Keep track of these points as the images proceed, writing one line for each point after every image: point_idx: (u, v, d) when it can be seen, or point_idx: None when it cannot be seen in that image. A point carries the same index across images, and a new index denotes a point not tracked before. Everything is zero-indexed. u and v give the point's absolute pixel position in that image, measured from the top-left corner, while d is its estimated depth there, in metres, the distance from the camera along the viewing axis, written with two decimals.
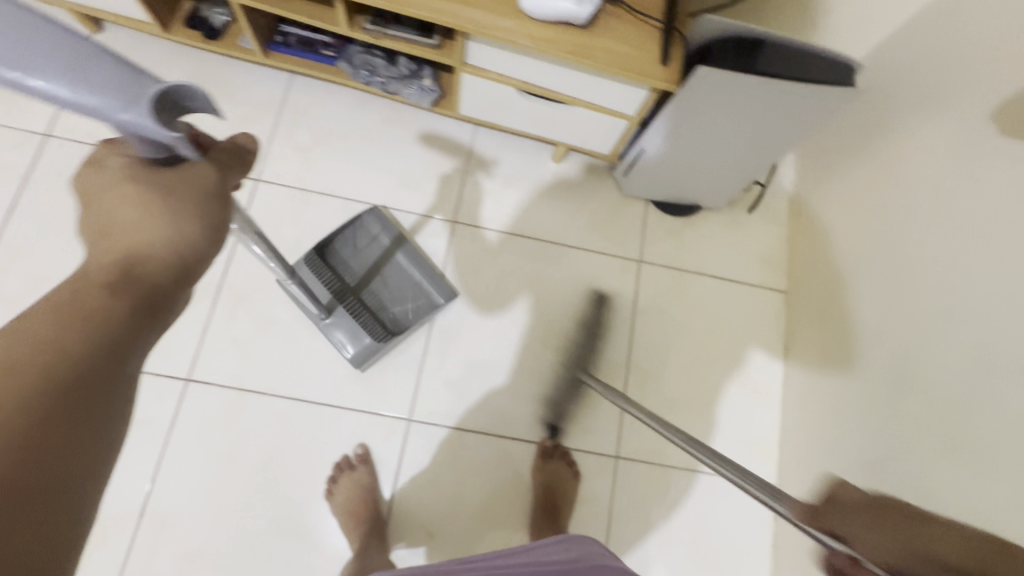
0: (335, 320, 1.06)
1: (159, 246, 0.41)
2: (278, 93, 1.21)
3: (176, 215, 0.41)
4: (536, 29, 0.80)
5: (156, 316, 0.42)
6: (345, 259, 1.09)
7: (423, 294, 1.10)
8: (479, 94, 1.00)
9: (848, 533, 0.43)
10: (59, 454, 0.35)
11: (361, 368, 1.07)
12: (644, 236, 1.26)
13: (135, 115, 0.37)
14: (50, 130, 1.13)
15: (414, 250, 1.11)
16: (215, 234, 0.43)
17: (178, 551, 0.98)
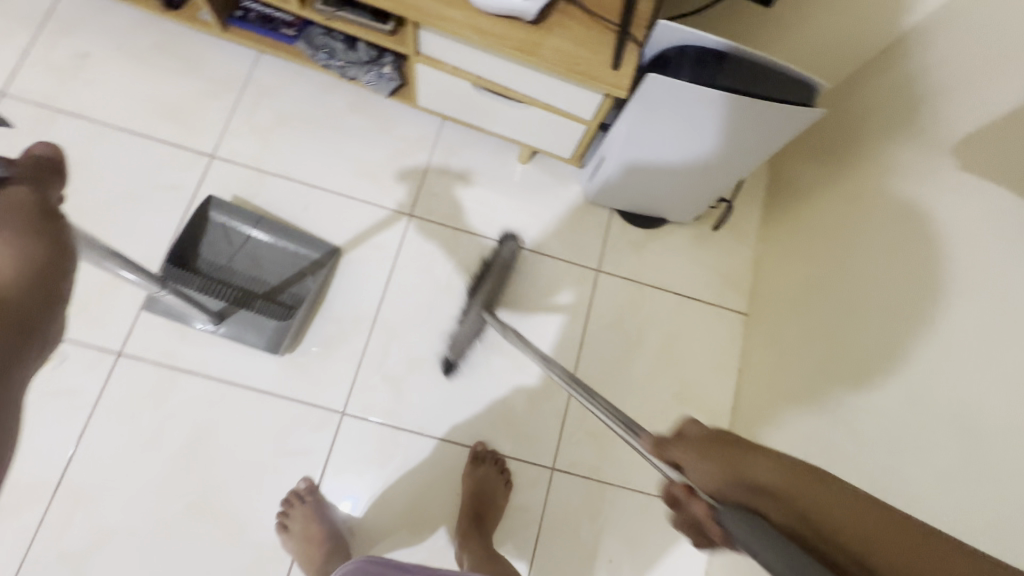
0: (234, 322, 1.02)
1: (10, 273, 0.40)
2: (244, 70, 1.19)
3: (20, 240, 0.42)
4: (483, 23, 0.78)
5: (32, 336, 0.40)
6: (214, 257, 1.06)
7: (308, 263, 1.09)
8: (436, 85, 0.97)
9: (683, 461, 0.54)
10: None
11: (281, 351, 1.03)
12: (606, 246, 1.23)
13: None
14: (6, 90, 1.11)
15: (284, 227, 1.08)
16: (65, 254, 0.44)
17: (91, 528, 0.95)
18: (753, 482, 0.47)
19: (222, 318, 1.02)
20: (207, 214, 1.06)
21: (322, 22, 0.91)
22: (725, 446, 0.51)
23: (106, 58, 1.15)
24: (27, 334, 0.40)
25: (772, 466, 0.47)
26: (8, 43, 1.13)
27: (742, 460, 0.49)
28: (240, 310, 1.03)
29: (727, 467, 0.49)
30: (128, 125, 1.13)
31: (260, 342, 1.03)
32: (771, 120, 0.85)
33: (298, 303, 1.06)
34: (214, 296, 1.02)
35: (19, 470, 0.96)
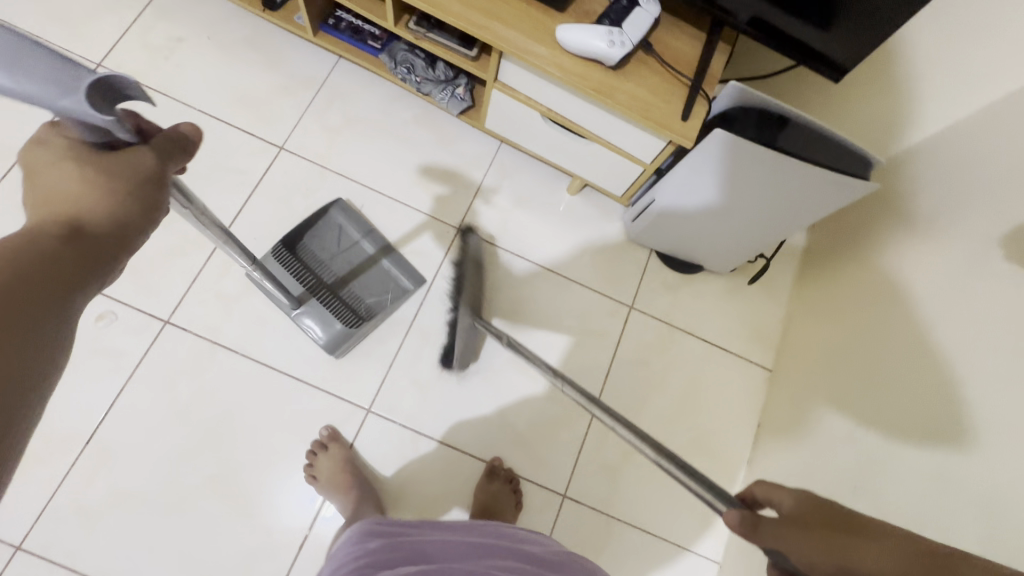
0: (306, 311, 1.06)
1: (103, 215, 0.44)
2: (322, 73, 1.26)
3: (120, 193, 0.45)
4: (566, 61, 0.83)
5: (104, 270, 0.45)
6: (314, 249, 1.11)
7: (393, 284, 1.13)
8: (506, 111, 1.02)
9: (780, 545, 0.43)
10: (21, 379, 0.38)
11: (337, 354, 1.07)
12: (641, 284, 1.26)
13: (73, 103, 0.41)
14: (102, 62, 1.19)
15: (398, 257, 1.15)
16: (153, 214, 0.48)
17: (112, 488, 0.97)
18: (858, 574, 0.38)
19: (300, 305, 1.06)
20: (327, 210, 1.13)
21: (412, 40, 0.97)
22: (831, 531, 0.42)
23: (197, 45, 1.22)
24: (101, 267, 0.45)
25: (885, 552, 0.38)
26: (111, 20, 1.21)
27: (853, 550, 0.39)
28: (317, 301, 1.07)
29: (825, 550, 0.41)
30: (207, 108, 1.20)
31: (320, 338, 1.06)
32: (826, 190, 0.87)
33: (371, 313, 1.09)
34: (300, 282, 1.07)
35: (55, 421, 0.99)
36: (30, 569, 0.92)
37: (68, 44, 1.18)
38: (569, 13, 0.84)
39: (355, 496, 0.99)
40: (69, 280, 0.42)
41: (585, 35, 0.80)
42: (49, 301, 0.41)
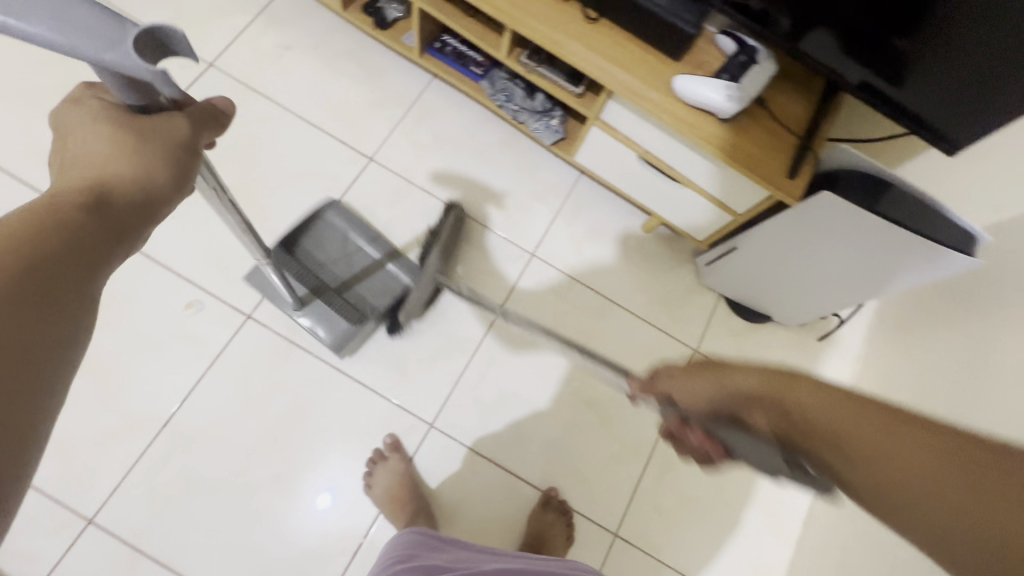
0: (311, 311, 1.08)
1: (133, 180, 0.43)
2: (416, 90, 1.30)
3: (152, 159, 0.45)
4: (679, 110, 0.84)
5: (127, 238, 0.43)
6: (322, 256, 1.10)
7: (393, 281, 1.11)
8: (601, 147, 1.04)
9: (672, 389, 0.60)
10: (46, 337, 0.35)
11: (343, 354, 1.08)
12: (707, 328, 1.25)
13: (120, 52, 0.38)
14: (213, 62, 1.24)
15: (404, 257, 1.12)
16: (179, 183, 0.47)
17: (183, 473, 1.00)
18: (733, 392, 0.53)
19: (301, 305, 1.07)
20: (322, 212, 1.13)
21: (521, 71, 1.00)
22: (704, 369, 0.57)
23: (302, 53, 1.28)
24: (123, 233, 0.43)
25: (751, 373, 0.52)
26: (226, 23, 1.27)
27: (724, 372, 0.54)
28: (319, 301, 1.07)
29: (711, 383, 0.55)
30: (305, 114, 1.24)
31: (325, 336, 1.08)
32: (927, 257, 0.83)
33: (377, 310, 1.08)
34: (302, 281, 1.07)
35: (138, 400, 1.02)
36: (100, 543, 0.95)
37: None
38: (683, 63, 0.87)
39: (412, 510, 1.00)
40: (98, 248, 0.40)
41: (702, 87, 0.81)
42: (75, 272, 0.38)
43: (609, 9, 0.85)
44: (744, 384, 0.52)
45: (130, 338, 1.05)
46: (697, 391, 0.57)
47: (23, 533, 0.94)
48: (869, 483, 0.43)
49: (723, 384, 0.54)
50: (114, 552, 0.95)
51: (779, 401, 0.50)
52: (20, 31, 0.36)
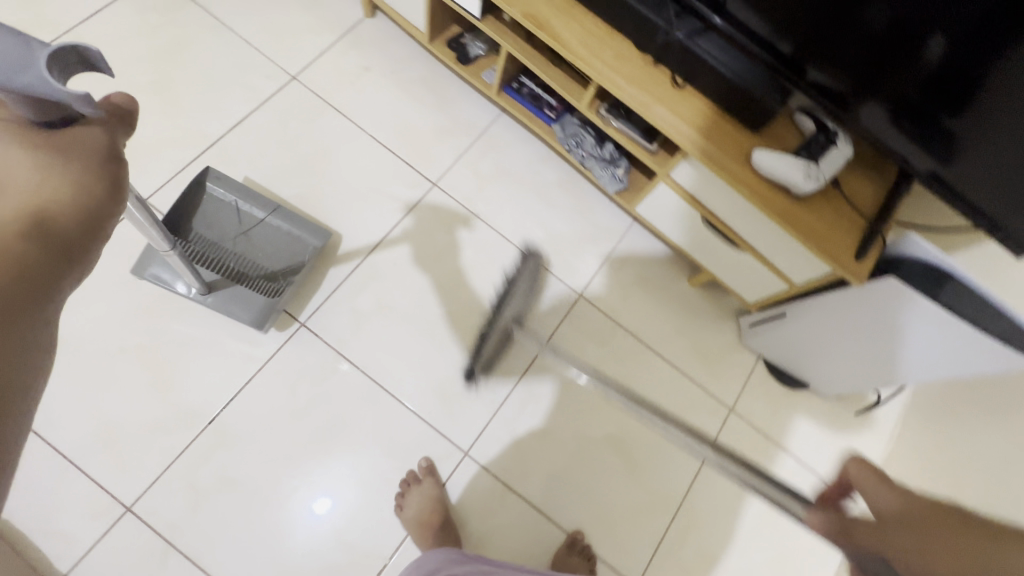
0: (223, 295, 1.07)
1: (64, 199, 0.40)
2: (484, 123, 1.34)
3: (76, 174, 0.41)
4: (755, 182, 0.87)
5: (77, 262, 0.40)
6: (205, 230, 1.09)
7: (300, 244, 1.13)
8: (666, 202, 1.07)
9: (888, 543, 0.49)
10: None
11: (265, 329, 1.07)
12: (744, 389, 1.26)
13: (32, 76, 0.39)
14: (297, 75, 1.29)
15: (290, 215, 1.12)
16: (117, 191, 0.43)
17: (222, 472, 1.01)
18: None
19: (209, 291, 1.06)
20: (203, 183, 1.09)
21: (597, 123, 1.03)
22: (949, 529, 0.46)
23: (381, 76, 1.33)
24: (73, 258, 0.40)
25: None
26: (312, 39, 1.32)
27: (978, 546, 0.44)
28: (229, 284, 1.07)
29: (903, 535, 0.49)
30: (376, 134, 1.28)
31: (246, 317, 1.06)
32: (973, 350, 0.82)
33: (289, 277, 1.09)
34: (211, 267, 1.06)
35: (187, 395, 1.04)
36: (133, 532, 0.96)
37: (273, 53, 1.29)
38: (761, 137, 0.90)
39: (440, 537, 1.01)
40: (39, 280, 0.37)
41: (782, 165, 0.84)
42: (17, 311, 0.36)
43: (697, 78, 0.88)
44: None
45: (187, 333, 1.08)
46: (923, 554, 0.45)
47: (60, 514, 0.95)
48: None
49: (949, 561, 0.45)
50: (146, 544, 0.96)
51: None
52: None
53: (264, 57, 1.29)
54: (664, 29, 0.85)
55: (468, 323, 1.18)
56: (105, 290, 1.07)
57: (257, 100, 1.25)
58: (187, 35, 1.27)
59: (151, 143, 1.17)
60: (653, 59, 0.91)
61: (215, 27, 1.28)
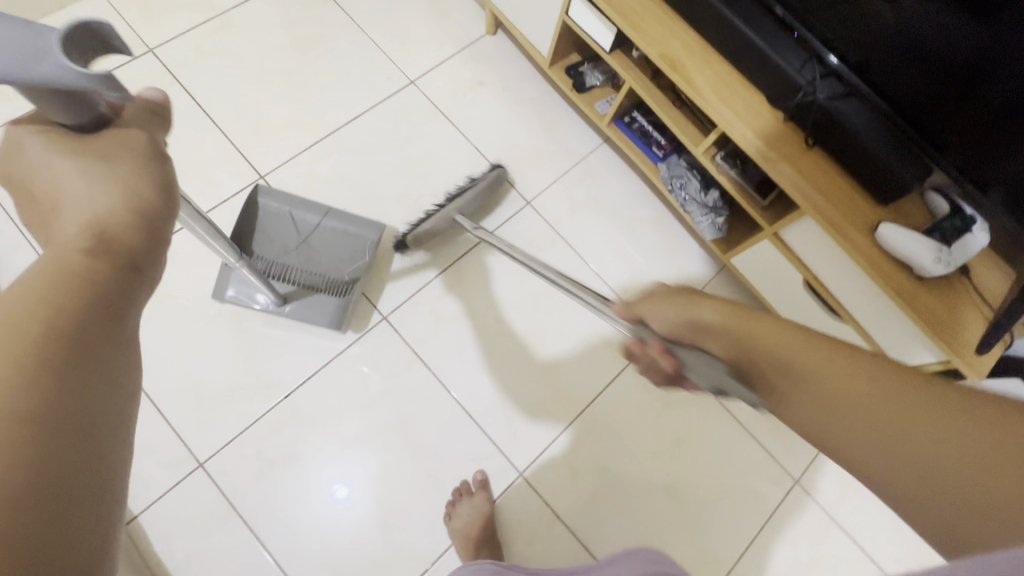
0: (299, 303, 1.10)
1: (121, 205, 0.39)
2: (585, 150, 1.35)
3: (126, 178, 0.40)
4: (876, 256, 0.84)
5: (143, 275, 0.39)
6: (265, 246, 1.08)
7: (358, 240, 1.12)
8: (766, 259, 1.04)
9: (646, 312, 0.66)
10: (96, 408, 0.33)
11: (344, 329, 1.10)
12: (813, 463, 1.20)
13: (53, 64, 0.37)
14: (415, 80, 1.35)
15: (343, 215, 1.12)
16: (169, 190, 0.43)
17: (289, 446, 1.05)
18: (737, 333, 0.59)
19: (285, 301, 1.08)
20: (255, 201, 1.09)
21: (711, 170, 1.02)
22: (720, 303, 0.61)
23: (493, 91, 1.37)
24: (137, 271, 0.38)
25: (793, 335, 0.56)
26: (434, 48, 1.38)
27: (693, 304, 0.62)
28: (303, 292, 1.10)
29: (681, 310, 0.62)
30: (480, 146, 1.32)
31: (324, 321, 1.10)
32: None
33: (357, 278, 1.11)
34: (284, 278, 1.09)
35: (270, 366, 1.09)
36: (201, 488, 1.01)
37: (396, 57, 1.36)
38: (887, 210, 0.87)
39: (485, 553, 1.00)
40: (120, 299, 0.37)
41: (911, 243, 0.80)
42: (102, 339, 0.35)
43: (829, 141, 0.87)
44: (714, 318, 0.60)
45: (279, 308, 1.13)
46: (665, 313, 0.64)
47: (139, 458, 1.00)
48: (857, 428, 0.49)
49: (692, 315, 0.61)
50: (211, 501, 1.00)
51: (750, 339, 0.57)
52: None
53: (388, 60, 1.35)
54: (805, 89, 0.86)
55: (541, 345, 1.19)
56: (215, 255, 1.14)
57: (375, 98, 1.31)
58: (323, 30, 1.35)
59: (276, 125, 1.25)
60: (784, 117, 0.90)
61: (348, 26, 1.36)
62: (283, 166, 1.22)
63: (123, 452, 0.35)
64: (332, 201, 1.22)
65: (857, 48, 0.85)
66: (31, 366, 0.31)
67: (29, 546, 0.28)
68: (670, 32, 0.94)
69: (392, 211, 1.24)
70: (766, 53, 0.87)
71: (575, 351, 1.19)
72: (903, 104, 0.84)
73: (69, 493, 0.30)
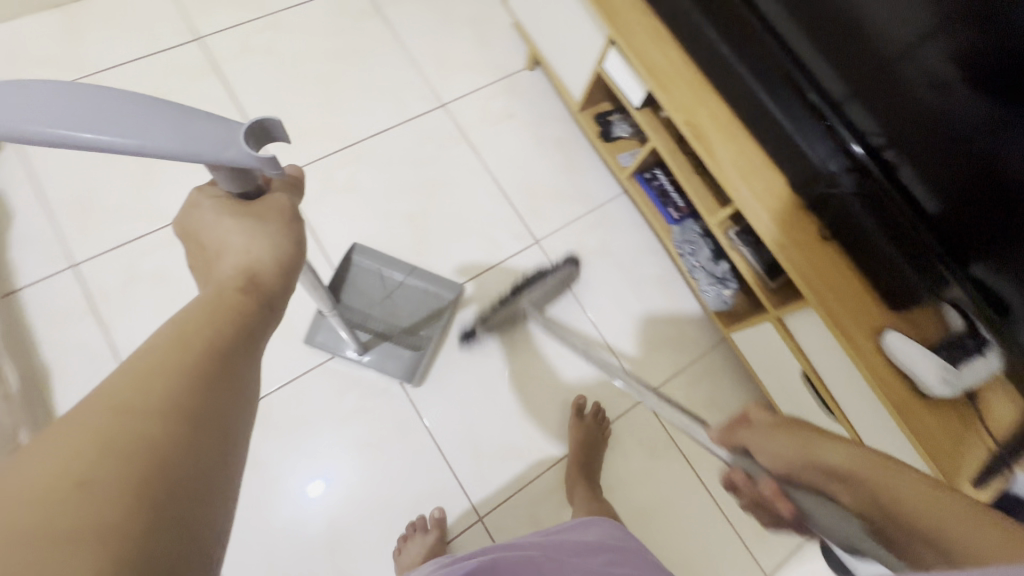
0: (377, 353, 1.10)
1: (268, 254, 0.46)
2: (603, 197, 1.34)
3: (272, 235, 0.47)
4: (878, 363, 0.80)
5: (274, 312, 0.45)
6: (352, 297, 1.13)
7: (436, 298, 1.15)
8: (768, 341, 1.01)
9: (751, 443, 0.61)
10: (223, 415, 0.36)
11: (415, 379, 1.10)
12: (787, 561, 1.14)
13: (234, 150, 0.40)
14: (446, 103, 1.36)
15: (426, 274, 1.16)
16: (303, 247, 0.49)
17: (251, 451, 1.03)
18: (820, 463, 0.53)
19: (365, 352, 1.09)
20: (351, 257, 1.13)
21: (723, 243, 1.00)
22: (794, 427, 0.57)
23: (521, 126, 1.37)
24: (269, 307, 0.45)
25: (843, 449, 0.53)
26: (470, 75, 1.40)
27: (812, 443, 0.54)
28: (385, 342, 1.11)
29: (795, 444, 0.55)
30: (499, 178, 1.32)
31: (399, 372, 1.10)
32: None
33: (432, 334, 1.13)
34: (365, 328, 1.11)
35: None
36: None
37: (432, 78, 1.37)
38: (897, 316, 0.84)
39: None
40: (253, 333, 0.43)
41: (916, 358, 0.77)
42: (238, 361, 0.40)
43: (846, 236, 0.84)
44: (837, 459, 0.52)
45: None
46: (781, 454, 0.56)
47: None
48: None
49: (809, 451, 0.54)
50: None
51: (870, 481, 0.49)
52: (139, 149, 0.38)
53: (424, 80, 1.37)
54: (826, 179, 0.84)
55: (524, 388, 1.16)
56: None
57: (404, 115, 1.33)
58: (365, 42, 1.38)
59: (302, 128, 1.27)
60: (805, 204, 0.87)
61: (391, 42, 1.39)
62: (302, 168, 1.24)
63: (228, 478, 0.35)
64: (343, 210, 1.22)
65: (893, 147, 0.81)
66: (181, 365, 0.36)
67: (146, 524, 0.29)
68: (700, 99, 0.92)
69: (400, 229, 1.23)
70: (793, 138, 0.86)
71: (558, 400, 1.17)
72: (932, 211, 0.80)
73: (189, 488, 0.32)
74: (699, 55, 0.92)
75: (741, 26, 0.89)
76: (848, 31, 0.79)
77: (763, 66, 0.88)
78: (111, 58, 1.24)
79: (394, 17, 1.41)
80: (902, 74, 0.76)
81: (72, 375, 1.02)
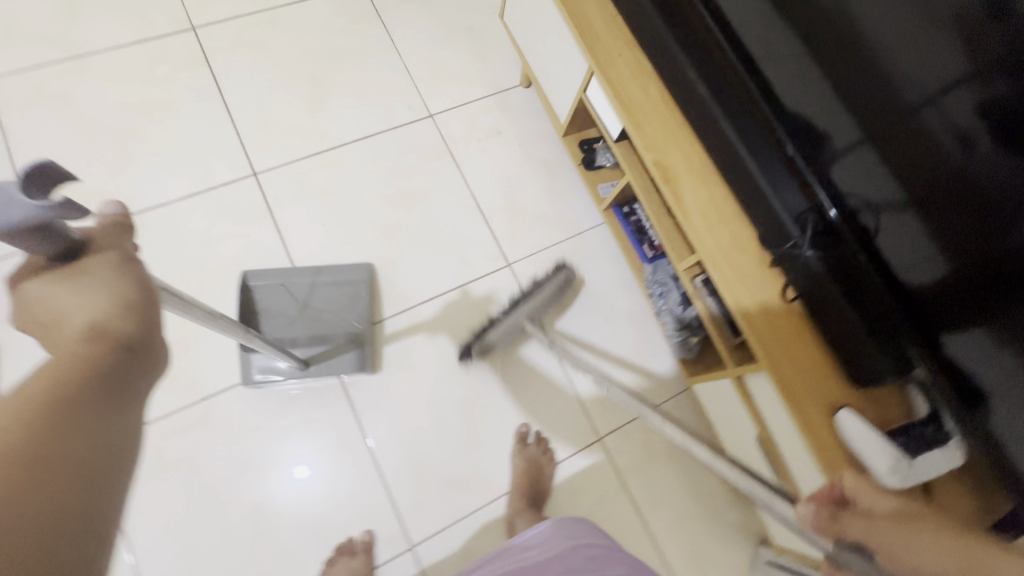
0: (319, 360, 1.07)
1: (112, 305, 0.43)
2: (584, 225, 1.30)
3: (108, 284, 0.44)
4: (827, 440, 0.75)
5: (138, 356, 0.43)
6: (270, 323, 1.08)
7: (352, 286, 1.14)
8: (727, 397, 0.96)
9: (866, 536, 0.67)
10: (76, 479, 0.35)
11: (367, 365, 1.09)
12: None
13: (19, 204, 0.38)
14: (434, 114, 1.33)
15: (330, 269, 1.14)
16: (148, 284, 0.46)
17: (188, 451, 1.02)
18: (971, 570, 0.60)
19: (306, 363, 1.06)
20: (248, 287, 1.08)
21: (690, 290, 0.94)
22: (903, 526, 0.66)
23: (508, 144, 1.34)
24: (133, 349, 0.43)
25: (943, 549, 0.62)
26: (462, 87, 1.37)
27: (955, 543, 0.63)
28: (322, 347, 1.08)
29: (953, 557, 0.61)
30: (479, 195, 1.29)
31: (348, 369, 1.08)
32: None
33: (366, 318, 1.12)
34: (298, 343, 1.08)
35: (197, 365, 1.06)
36: None
37: (423, 87, 1.35)
38: (857, 392, 0.78)
39: None
40: (122, 382, 0.41)
41: (868, 443, 0.71)
42: (102, 422, 0.38)
43: (812, 302, 0.78)
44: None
45: (228, 308, 1.11)
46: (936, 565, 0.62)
47: None
48: None
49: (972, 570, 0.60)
50: None
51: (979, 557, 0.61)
52: None
53: (415, 88, 1.35)
54: (794, 239, 0.79)
55: (476, 415, 1.13)
56: (186, 240, 1.14)
57: (390, 123, 1.30)
58: (360, 45, 1.36)
59: (285, 127, 1.26)
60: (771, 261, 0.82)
61: (386, 47, 1.37)
62: (279, 168, 1.22)
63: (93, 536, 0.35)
64: (315, 214, 1.20)
65: (873, 212, 0.74)
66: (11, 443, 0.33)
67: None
68: (674, 141, 0.89)
69: (369, 239, 1.21)
70: (763, 191, 0.81)
71: (508, 432, 1.13)
72: (911, 285, 0.73)
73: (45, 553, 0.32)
74: (679, 94, 0.89)
75: (721, 69, 0.85)
76: (844, 74, 0.70)
77: (741, 112, 0.84)
78: (105, 40, 1.25)
79: (392, 22, 1.39)
80: (897, 130, 0.67)
81: (20, 355, 1.01)
